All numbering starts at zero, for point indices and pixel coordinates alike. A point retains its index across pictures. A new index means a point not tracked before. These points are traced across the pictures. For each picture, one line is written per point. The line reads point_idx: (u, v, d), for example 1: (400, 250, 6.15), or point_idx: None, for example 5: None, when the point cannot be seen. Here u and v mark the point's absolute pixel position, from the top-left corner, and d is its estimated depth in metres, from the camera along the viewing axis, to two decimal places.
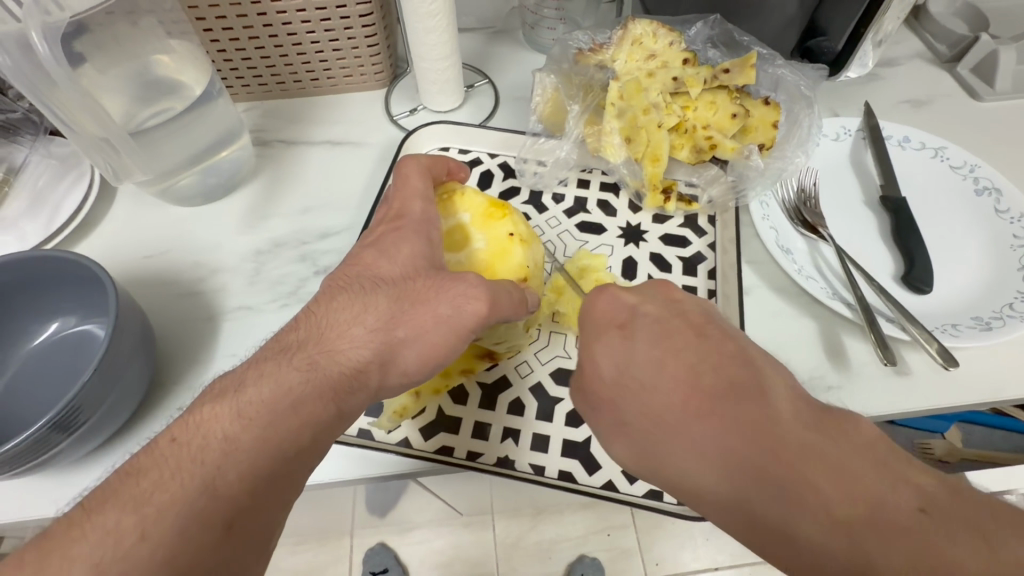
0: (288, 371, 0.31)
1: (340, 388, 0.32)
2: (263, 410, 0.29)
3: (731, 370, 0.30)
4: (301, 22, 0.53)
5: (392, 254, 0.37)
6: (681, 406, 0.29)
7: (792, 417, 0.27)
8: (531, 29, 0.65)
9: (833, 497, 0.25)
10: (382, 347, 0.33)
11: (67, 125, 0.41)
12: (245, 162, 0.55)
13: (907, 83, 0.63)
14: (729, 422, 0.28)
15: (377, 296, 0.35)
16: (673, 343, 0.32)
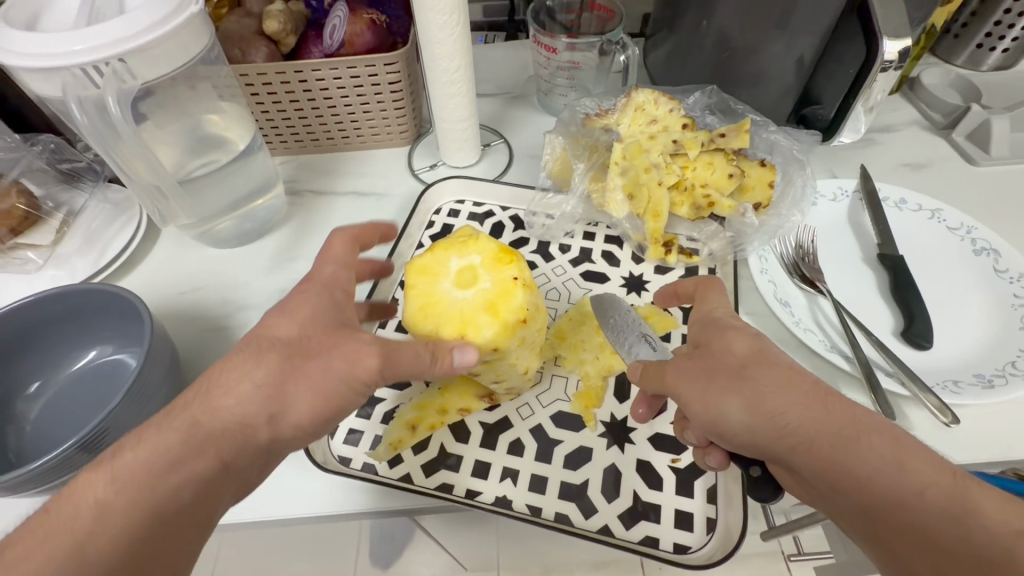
0: (177, 428, 0.32)
1: (220, 444, 0.32)
2: (139, 472, 0.30)
3: (801, 409, 0.32)
4: (337, 88, 0.59)
5: (293, 315, 0.37)
6: (782, 443, 0.32)
7: (878, 457, 0.29)
8: (545, 95, 0.71)
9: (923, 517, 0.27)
10: (265, 401, 0.33)
11: (126, 173, 0.46)
12: (276, 209, 0.60)
13: (904, 147, 0.66)
14: (823, 453, 0.30)
15: (272, 352, 0.35)
16: (765, 388, 0.33)
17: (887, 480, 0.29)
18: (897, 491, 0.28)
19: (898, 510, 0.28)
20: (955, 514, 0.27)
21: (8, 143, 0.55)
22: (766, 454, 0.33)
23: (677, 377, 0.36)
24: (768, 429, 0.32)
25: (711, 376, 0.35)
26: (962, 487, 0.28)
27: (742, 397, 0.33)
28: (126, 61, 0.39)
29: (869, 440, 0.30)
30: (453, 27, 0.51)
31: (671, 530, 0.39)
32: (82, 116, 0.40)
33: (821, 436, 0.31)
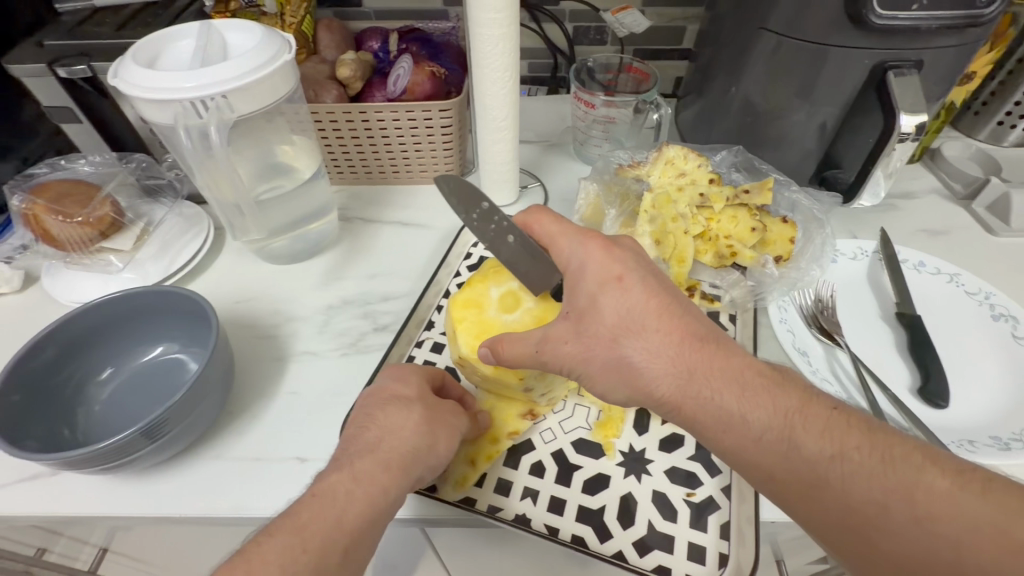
0: (367, 459, 0.37)
1: (404, 466, 0.37)
2: (357, 486, 0.35)
3: (688, 367, 0.35)
4: (394, 128, 0.65)
5: (408, 379, 0.43)
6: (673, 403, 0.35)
7: (756, 412, 0.33)
8: (581, 145, 0.76)
9: (795, 463, 0.31)
10: (424, 435, 0.39)
11: (209, 192, 0.52)
12: (329, 233, 0.66)
13: (924, 214, 0.68)
14: (706, 411, 0.34)
15: (411, 405, 0.41)
16: (660, 349, 0.35)
17: (739, 431, 0.33)
18: (746, 437, 0.33)
19: (748, 454, 0.32)
20: (822, 456, 0.31)
21: (107, 160, 0.62)
22: (664, 413, 0.36)
23: (556, 357, 0.39)
24: (647, 398, 0.36)
25: (590, 355, 0.38)
26: (795, 417, 0.32)
27: (623, 375, 0.37)
28: (228, 98, 0.45)
29: (718, 392, 0.34)
30: (504, 81, 0.57)
31: (683, 561, 0.40)
32: (187, 140, 0.46)
33: (683, 393, 0.34)
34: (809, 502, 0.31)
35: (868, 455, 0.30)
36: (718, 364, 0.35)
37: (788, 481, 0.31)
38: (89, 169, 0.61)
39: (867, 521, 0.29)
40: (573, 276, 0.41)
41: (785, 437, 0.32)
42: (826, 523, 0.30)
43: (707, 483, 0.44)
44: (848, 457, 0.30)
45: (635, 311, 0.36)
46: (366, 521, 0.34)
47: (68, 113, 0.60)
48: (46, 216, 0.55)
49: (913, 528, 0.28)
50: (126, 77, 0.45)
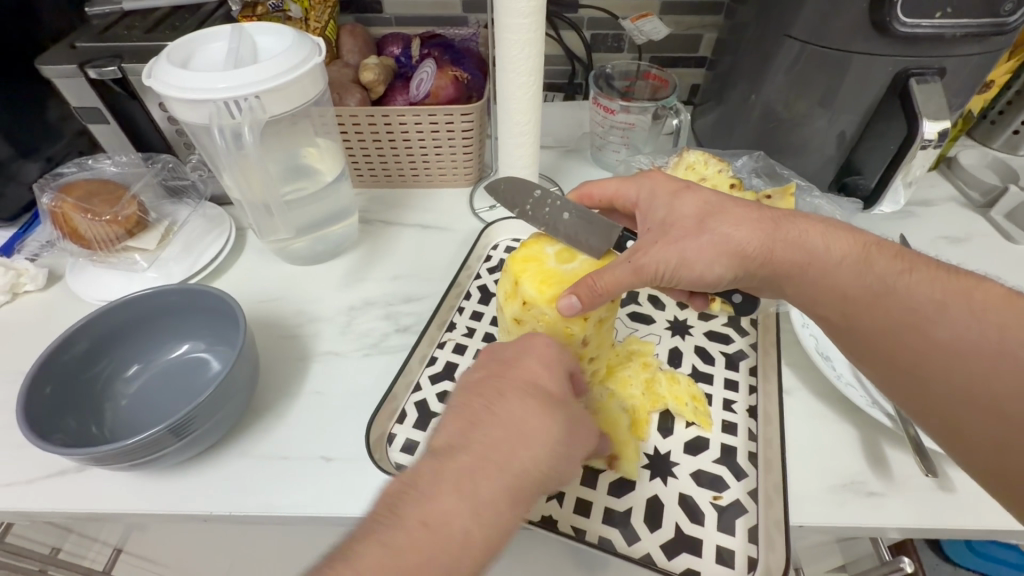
0: (495, 476, 0.31)
1: (522, 483, 0.32)
2: (488, 515, 0.30)
3: (777, 224, 0.41)
4: (416, 131, 0.66)
5: (549, 363, 0.37)
6: (769, 259, 0.41)
7: (839, 253, 0.40)
8: (599, 150, 0.77)
9: (872, 284, 0.39)
10: (565, 449, 0.34)
11: (237, 193, 0.53)
12: (349, 235, 0.66)
13: (943, 222, 0.68)
14: (797, 255, 0.40)
15: (548, 404, 0.35)
16: (750, 216, 0.41)
17: (826, 268, 0.40)
18: (830, 269, 0.40)
19: (835, 287, 0.40)
20: (893, 277, 0.39)
21: (131, 161, 0.63)
22: (757, 271, 0.41)
23: (651, 251, 0.40)
24: (743, 264, 0.41)
25: (684, 241, 0.41)
26: (872, 253, 0.40)
27: (717, 249, 0.41)
28: (261, 98, 0.46)
29: (807, 239, 0.41)
30: (528, 86, 0.58)
31: (712, 564, 0.40)
32: (220, 140, 0.47)
33: (780, 249, 0.41)
34: (886, 310, 0.38)
35: (930, 279, 0.38)
36: (803, 225, 0.42)
37: (869, 309, 0.39)
38: (115, 169, 0.62)
39: (931, 328, 0.37)
40: (643, 207, 0.45)
41: (860, 267, 0.39)
42: (896, 334, 0.38)
43: (734, 487, 0.44)
44: (914, 276, 0.38)
45: (716, 204, 0.42)
46: (479, 552, 0.30)
47: (96, 113, 0.61)
48: (76, 215, 0.55)
49: (972, 316, 0.36)
50: (161, 77, 0.45)
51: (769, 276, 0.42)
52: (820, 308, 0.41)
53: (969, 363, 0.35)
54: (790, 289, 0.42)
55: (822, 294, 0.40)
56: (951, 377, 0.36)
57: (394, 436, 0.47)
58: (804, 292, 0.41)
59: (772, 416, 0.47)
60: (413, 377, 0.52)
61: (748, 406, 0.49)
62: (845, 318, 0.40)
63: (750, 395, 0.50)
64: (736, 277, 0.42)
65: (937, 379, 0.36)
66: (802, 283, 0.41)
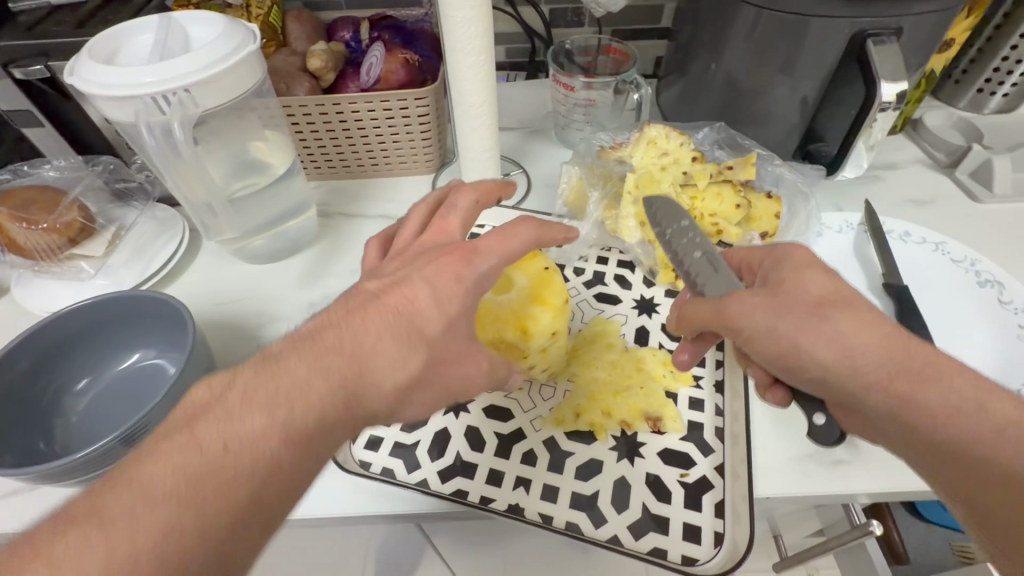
0: (282, 381, 0.28)
1: (343, 404, 0.29)
2: (292, 417, 0.27)
3: (886, 353, 0.34)
4: (370, 119, 0.64)
5: (438, 286, 0.33)
6: (864, 378, 0.34)
7: (947, 394, 0.33)
8: (563, 130, 0.75)
9: (975, 428, 0.32)
10: (399, 358, 0.31)
11: (180, 192, 0.51)
12: (308, 230, 0.64)
13: (908, 185, 0.68)
14: (893, 395, 0.34)
15: (416, 345, 0.32)
16: (864, 335, 0.35)
17: (936, 393, 0.33)
18: (926, 397, 0.33)
19: (938, 412, 0.33)
20: (1010, 428, 0.32)
21: (72, 164, 0.60)
22: (839, 389, 0.36)
23: (742, 316, 0.37)
24: (845, 368, 0.35)
25: (769, 335, 0.37)
26: (991, 401, 0.33)
27: (820, 340, 0.35)
28: (191, 91, 0.43)
29: (910, 365, 0.34)
30: (480, 66, 0.56)
31: (679, 542, 0.39)
32: (150, 138, 0.45)
33: (888, 373, 0.34)
34: (993, 462, 0.31)
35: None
36: (921, 353, 0.35)
37: (969, 441, 0.32)
38: (54, 174, 0.59)
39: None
40: (763, 269, 0.41)
41: (964, 406, 0.32)
42: (993, 484, 0.31)
43: (701, 463, 0.43)
44: None
45: (834, 297, 0.37)
46: (258, 485, 0.26)
47: (28, 117, 0.57)
48: (10, 224, 0.52)
49: None
50: (83, 74, 0.43)
51: (847, 385, 0.35)
52: (903, 437, 0.34)
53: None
54: (866, 406, 0.35)
55: (910, 421, 0.33)
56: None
57: (357, 433, 0.46)
58: (884, 414, 0.34)
59: (738, 391, 0.47)
60: None
61: (715, 381, 0.49)
62: (935, 459, 0.33)
63: (717, 368, 0.50)
64: (810, 377, 0.37)
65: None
66: (888, 399, 0.34)
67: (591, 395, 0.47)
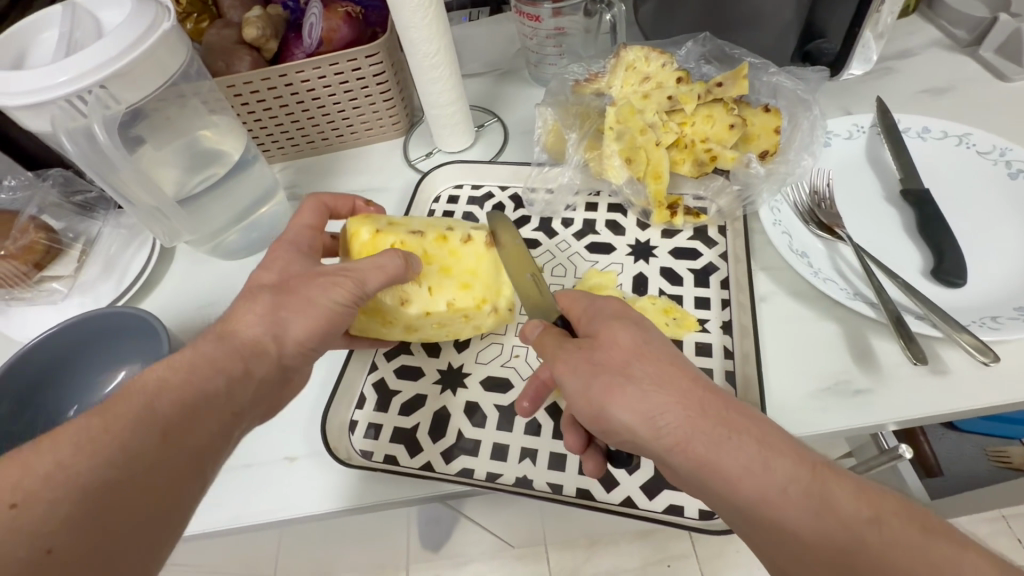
0: (170, 363, 0.32)
1: (234, 357, 0.34)
2: (168, 384, 0.31)
3: (677, 408, 0.31)
4: (323, 87, 0.59)
5: (273, 266, 0.39)
6: (666, 444, 0.31)
7: (743, 457, 0.29)
8: (535, 67, 0.69)
9: (782, 500, 0.28)
10: (271, 322, 0.36)
11: (126, 199, 0.47)
12: (280, 216, 0.61)
13: (925, 72, 0.61)
14: (693, 456, 0.30)
15: (264, 294, 0.37)
16: (653, 392, 0.32)
17: (726, 456, 0.30)
18: (719, 465, 0.30)
19: (729, 475, 0.29)
20: (809, 496, 0.28)
21: (23, 181, 0.57)
22: (652, 453, 0.32)
23: (566, 370, 0.35)
24: (648, 432, 0.32)
25: (583, 397, 0.34)
26: (797, 462, 0.29)
27: (621, 399, 0.32)
28: (107, 87, 0.39)
29: (701, 426, 0.31)
30: (426, 9, 0.49)
31: (696, 496, 0.38)
32: (72, 145, 0.41)
33: (681, 435, 0.31)
34: (788, 535, 0.28)
35: (852, 490, 0.28)
36: (711, 412, 0.31)
37: (758, 499, 0.29)
38: (6, 194, 0.56)
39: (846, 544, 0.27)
40: (587, 321, 0.38)
41: (767, 475, 0.29)
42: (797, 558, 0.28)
43: None
44: (843, 502, 0.28)
45: (646, 348, 0.34)
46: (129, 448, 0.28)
47: None
48: None
49: None
50: None
51: (648, 446, 0.32)
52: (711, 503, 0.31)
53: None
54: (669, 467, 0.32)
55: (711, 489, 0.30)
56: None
57: (355, 423, 0.45)
58: (691, 478, 0.31)
59: (747, 328, 0.44)
60: (367, 356, 0.48)
61: (722, 322, 0.47)
62: (744, 528, 0.30)
63: (723, 309, 0.47)
64: (622, 440, 0.34)
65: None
66: (684, 463, 0.31)
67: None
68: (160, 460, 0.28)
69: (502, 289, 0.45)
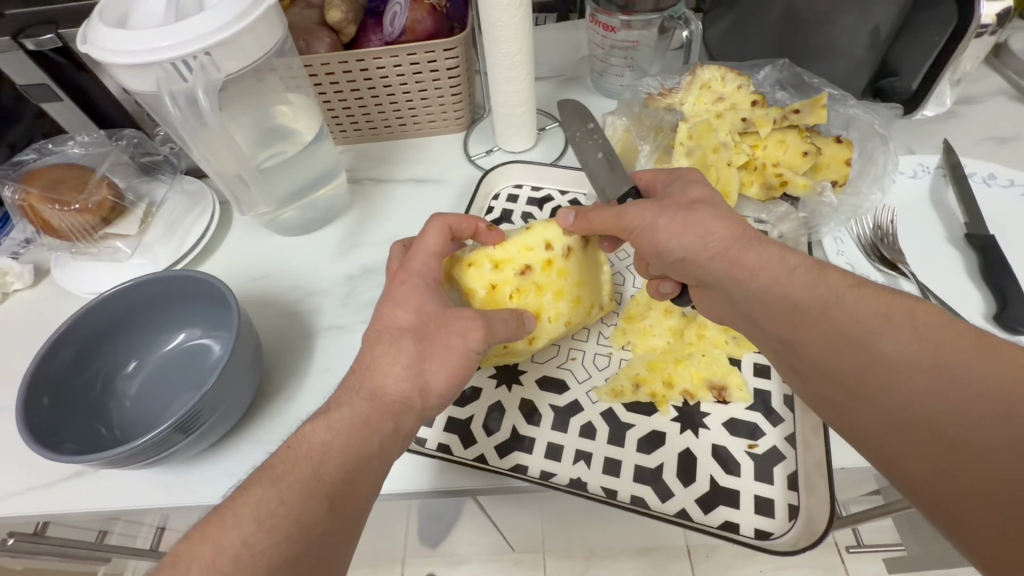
0: (329, 424, 0.33)
1: (384, 415, 0.35)
2: (330, 453, 0.32)
3: (719, 230, 0.38)
4: (397, 76, 0.60)
5: (405, 304, 0.39)
6: (710, 252, 0.38)
7: (770, 266, 0.37)
8: (600, 76, 0.69)
9: (803, 296, 0.35)
10: (414, 376, 0.36)
11: (209, 165, 0.48)
12: (339, 198, 0.62)
13: (989, 120, 0.61)
14: (731, 261, 0.38)
15: (405, 338, 0.37)
16: (696, 215, 0.39)
17: (776, 271, 0.36)
18: (752, 271, 0.37)
19: (777, 288, 0.36)
20: (826, 293, 0.35)
21: (95, 139, 0.58)
22: (696, 267, 0.40)
23: (636, 218, 0.41)
24: (695, 249, 0.39)
25: (644, 229, 0.41)
26: (823, 270, 0.36)
27: (685, 230, 0.39)
28: (212, 55, 0.40)
29: (739, 245, 0.38)
30: (516, 9, 0.50)
31: (750, 515, 0.38)
32: (174, 109, 0.42)
33: (735, 251, 0.38)
34: (816, 323, 0.34)
35: (881, 295, 0.34)
36: (765, 243, 0.38)
37: (797, 304, 0.35)
38: (79, 150, 0.57)
39: (867, 339, 0.33)
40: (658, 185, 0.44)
41: (790, 283, 0.36)
42: (827, 344, 0.34)
43: (770, 433, 0.41)
44: (856, 293, 0.34)
45: (712, 198, 0.40)
46: (304, 523, 0.29)
47: (46, 90, 0.55)
48: (43, 206, 0.51)
49: (905, 346, 0.31)
50: (95, 40, 0.40)
51: (696, 262, 0.39)
52: (748, 306, 0.38)
53: (898, 377, 0.31)
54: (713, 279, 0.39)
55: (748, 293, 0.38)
56: (869, 387, 0.32)
57: None
58: (730, 285, 0.38)
59: None
60: None
61: None
62: (778, 323, 0.36)
63: None
64: (675, 263, 0.41)
65: (854, 387, 0.33)
66: (727, 270, 0.38)
67: (651, 364, 0.45)
68: (328, 531, 0.30)
69: (601, 285, 0.48)
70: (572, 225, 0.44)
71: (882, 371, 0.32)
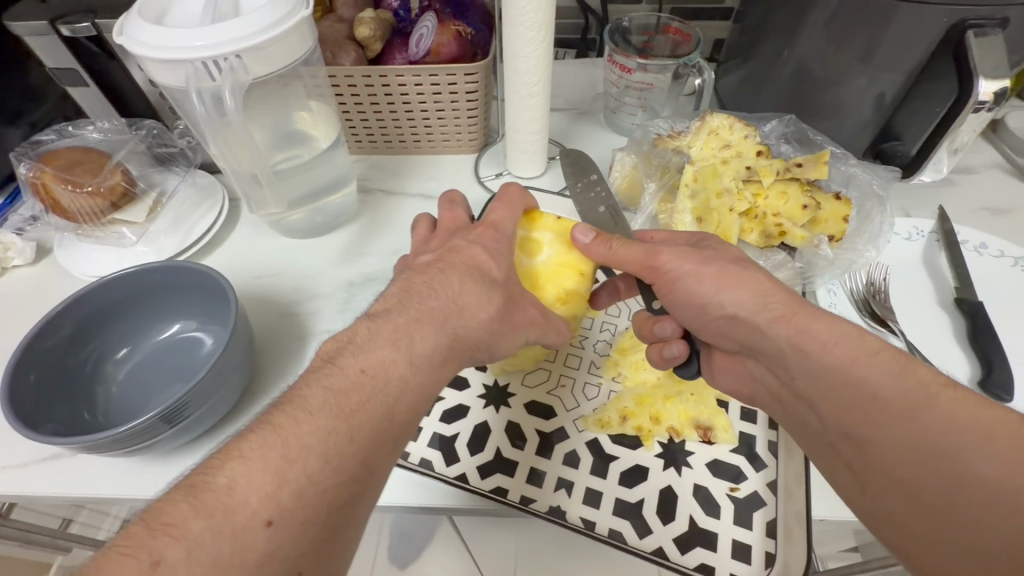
0: (406, 353, 0.32)
1: (461, 355, 0.35)
2: (399, 392, 0.31)
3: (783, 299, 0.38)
4: (416, 94, 0.61)
5: (500, 256, 0.39)
6: (771, 320, 0.38)
7: (842, 349, 0.34)
8: (613, 113, 0.71)
9: (880, 388, 0.32)
10: (495, 328, 0.37)
11: (226, 161, 0.49)
12: (348, 205, 0.62)
13: (984, 191, 0.63)
14: (795, 336, 0.36)
15: (497, 291, 0.37)
16: (743, 279, 0.39)
17: (853, 350, 0.34)
18: (820, 348, 0.35)
19: (851, 368, 0.33)
20: (909, 391, 0.31)
21: (115, 127, 0.59)
22: (755, 332, 0.39)
23: (670, 261, 0.42)
24: (755, 307, 0.38)
25: (686, 274, 0.41)
26: (908, 365, 0.32)
27: (737, 286, 0.39)
28: (242, 57, 0.42)
29: (810, 322, 0.36)
30: (538, 43, 0.53)
31: (728, 559, 0.38)
32: (200, 106, 0.43)
33: (801, 319, 0.36)
34: (890, 421, 0.31)
35: (979, 405, 0.30)
36: (831, 317, 0.36)
37: (874, 394, 0.32)
38: (98, 136, 0.58)
39: (956, 454, 0.29)
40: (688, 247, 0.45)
41: (864, 371, 0.33)
42: (898, 448, 0.31)
43: (753, 478, 0.41)
44: (945, 397, 0.30)
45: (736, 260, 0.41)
46: (368, 460, 0.28)
47: (74, 75, 0.56)
48: (56, 186, 0.52)
49: (1001, 474, 0.27)
50: (131, 33, 0.41)
51: (756, 329, 0.39)
52: (810, 387, 0.36)
53: (994, 504, 0.27)
54: (773, 350, 0.38)
55: (811, 370, 0.35)
56: (958, 513, 0.28)
57: None
58: (794, 359, 0.36)
59: None
60: None
61: None
62: (841, 413, 0.34)
63: None
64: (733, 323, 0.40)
65: (927, 506, 0.29)
66: (791, 345, 0.36)
67: (640, 399, 0.45)
68: (379, 477, 0.29)
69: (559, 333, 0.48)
70: (587, 244, 0.44)
71: (973, 493, 0.28)
